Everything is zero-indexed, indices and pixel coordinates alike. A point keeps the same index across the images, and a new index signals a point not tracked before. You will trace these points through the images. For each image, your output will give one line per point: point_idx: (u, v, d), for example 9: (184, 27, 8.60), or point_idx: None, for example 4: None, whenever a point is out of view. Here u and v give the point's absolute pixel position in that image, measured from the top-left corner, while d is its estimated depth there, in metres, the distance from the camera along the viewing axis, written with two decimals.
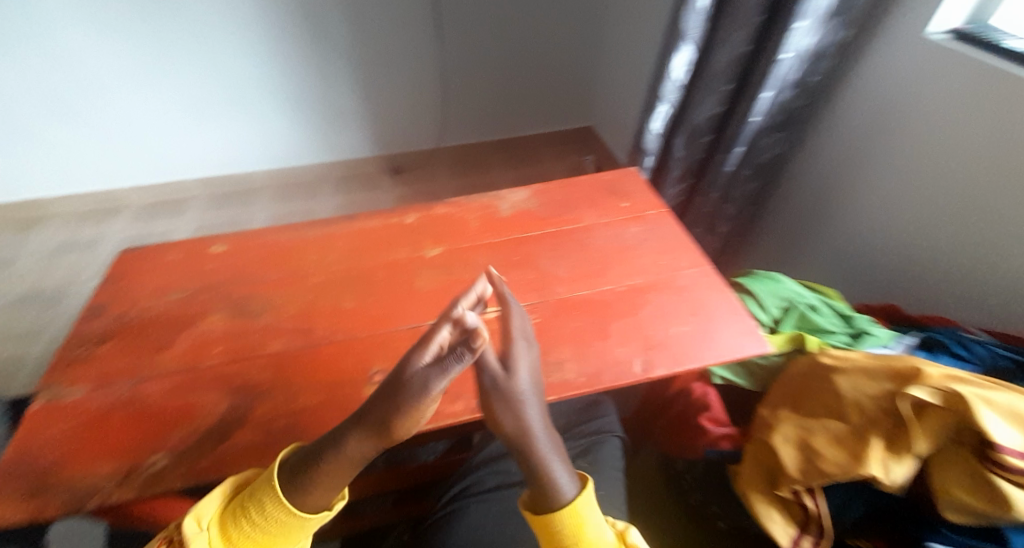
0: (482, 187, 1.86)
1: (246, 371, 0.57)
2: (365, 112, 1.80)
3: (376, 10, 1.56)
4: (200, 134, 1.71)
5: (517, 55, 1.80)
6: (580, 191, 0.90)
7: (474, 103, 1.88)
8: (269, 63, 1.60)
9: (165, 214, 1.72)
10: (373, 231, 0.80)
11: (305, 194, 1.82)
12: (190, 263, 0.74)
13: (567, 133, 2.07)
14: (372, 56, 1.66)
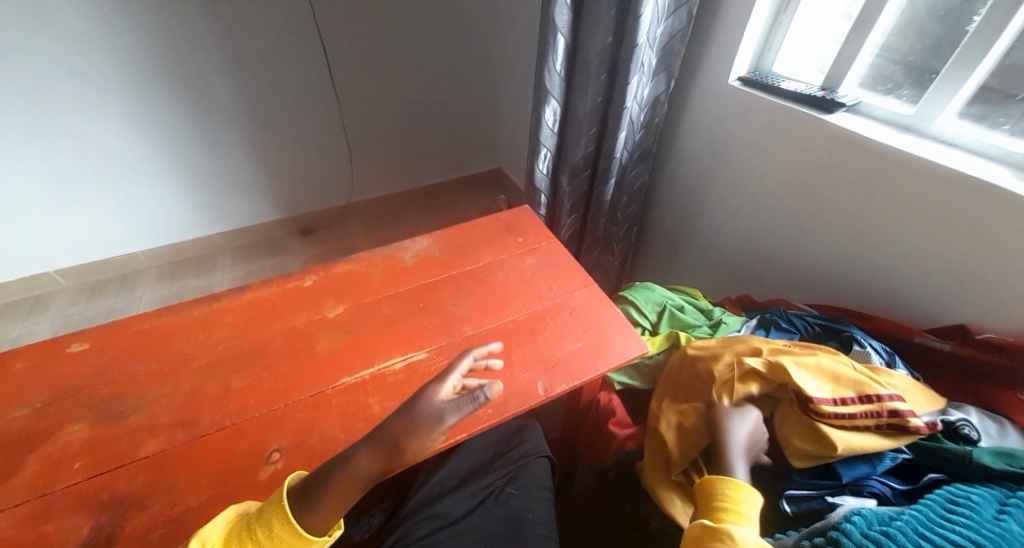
0: (394, 238, 1.87)
1: (117, 480, 0.51)
2: (263, 178, 1.73)
3: (266, 79, 1.52)
4: (60, 221, 1.50)
5: (418, 110, 1.85)
6: (478, 231, 0.95)
7: (376, 158, 1.89)
8: (146, 139, 1.47)
9: (20, 316, 1.48)
10: (268, 299, 0.77)
11: (202, 270, 1.69)
12: (43, 367, 0.65)
13: (472, 177, 2.17)
14: (263, 122, 1.61)
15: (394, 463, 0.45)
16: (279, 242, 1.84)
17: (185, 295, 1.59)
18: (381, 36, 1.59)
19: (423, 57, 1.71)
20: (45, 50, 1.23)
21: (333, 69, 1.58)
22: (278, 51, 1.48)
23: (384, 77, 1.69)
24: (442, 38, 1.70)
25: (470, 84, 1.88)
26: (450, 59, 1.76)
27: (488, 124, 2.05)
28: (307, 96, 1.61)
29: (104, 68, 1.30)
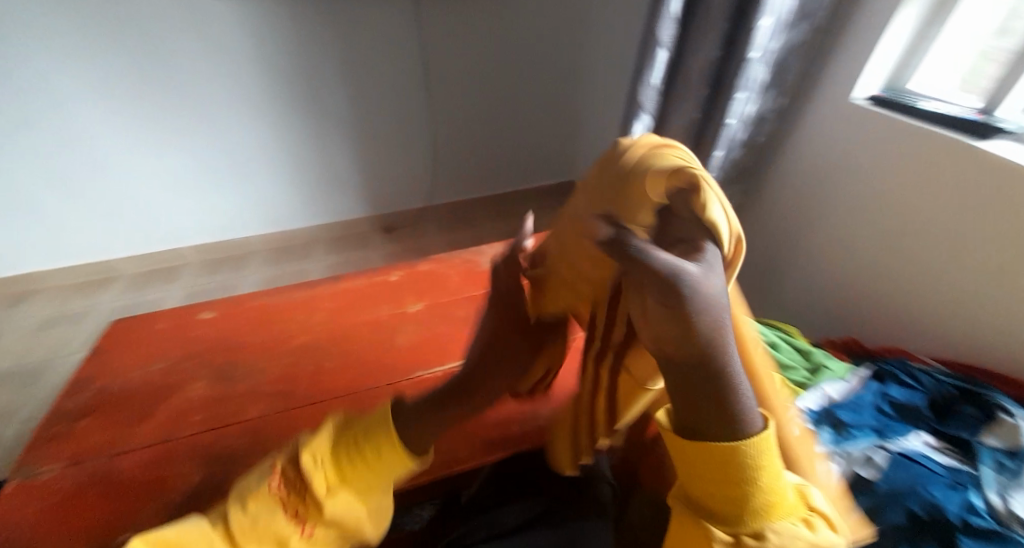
0: (471, 241, 1.92)
1: (223, 437, 0.58)
2: (360, 177, 1.89)
3: (373, 87, 1.68)
4: (198, 204, 1.76)
5: (504, 120, 1.91)
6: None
7: (461, 163, 1.98)
8: (271, 136, 1.69)
9: (156, 283, 1.74)
10: (358, 290, 0.83)
11: (298, 256, 1.87)
12: (177, 330, 0.76)
13: (551, 188, 2.18)
14: (365, 125, 1.76)
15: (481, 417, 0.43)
16: (366, 237, 1.97)
17: (284, 279, 1.75)
18: (475, 47, 1.69)
19: (512, 68, 1.78)
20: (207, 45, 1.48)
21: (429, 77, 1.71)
22: (384, 60, 1.63)
23: (475, 87, 1.79)
24: (531, 49, 1.76)
25: (556, 95, 1.91)
26: (538, 69, 1.81)
27: (571, 136, 2.05)
28: (405, 102, 1.75)
29: (245, 73, 1.54)
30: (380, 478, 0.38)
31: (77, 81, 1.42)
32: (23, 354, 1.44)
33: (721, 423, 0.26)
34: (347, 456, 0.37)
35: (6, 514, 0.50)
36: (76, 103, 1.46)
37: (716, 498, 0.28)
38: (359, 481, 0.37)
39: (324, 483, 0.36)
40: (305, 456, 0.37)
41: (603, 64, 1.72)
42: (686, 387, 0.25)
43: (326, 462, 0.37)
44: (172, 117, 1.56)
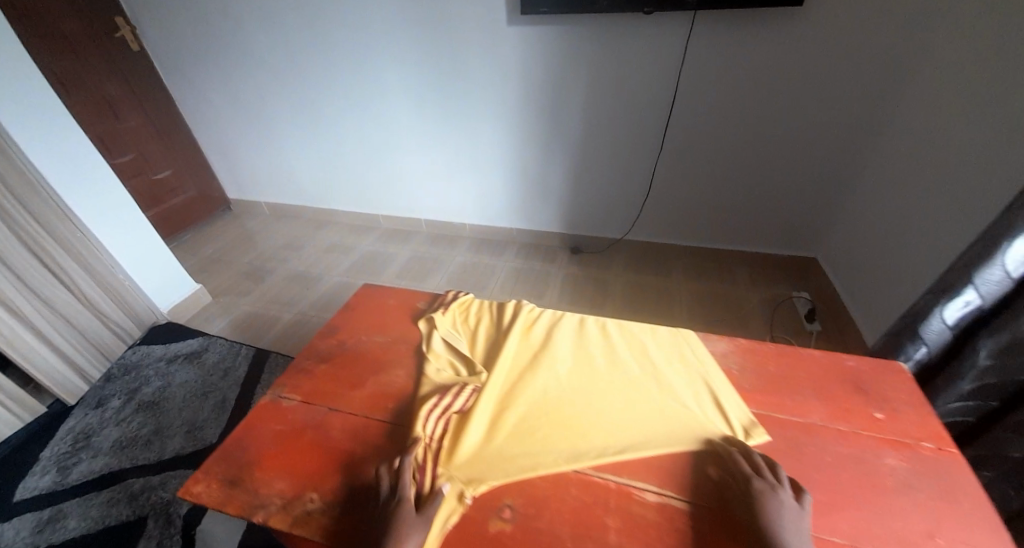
0: (656, 311, 1.69)
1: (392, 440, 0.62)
2: (568, 195, 1.93)
3: (613, 108, 1.63)
4: (439, 189, 2.12)
5: (746, 169, 1.64)
6: (806, 372, 0.64)
7: (675, 207, 1.82)
8: (507, 136, 1.83)
9: (396, 240, 2.25)
10: (549, 330, 0.78)
11: (494, 252, 2.09)
12: (399, 310, 0.88)
13: (778, 261, 1.81)
14: (589, 152, 1.78)
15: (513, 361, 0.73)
16: (552, 252, 2.07)
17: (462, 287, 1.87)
18: (741, 90, 1.47)
19: (779, 116, 1.49)
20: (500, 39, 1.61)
21: (674, 115, 1.59)
22: (633, 92, 1.58)
23: (723, 131, 1.58)
24: (819, 100, 1.43)
25: (830, 157, 1.53)
26: (817, 124, 1.48)
27: (828, 209, 1.64)
28: (639, 135, 1.67)
29: (509, 81, 1.68)
30: None
31: (381, 56, 1.78)
32: (311, 265, 2.11)
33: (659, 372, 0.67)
34: None
35: (258, 425, 0.67)
36: (383, 74, 1.84)
37: None
38: None
39: None
40: None
41: (914, 126, 1.26)
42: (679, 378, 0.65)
43: None
44: (417, 45, 1.70)
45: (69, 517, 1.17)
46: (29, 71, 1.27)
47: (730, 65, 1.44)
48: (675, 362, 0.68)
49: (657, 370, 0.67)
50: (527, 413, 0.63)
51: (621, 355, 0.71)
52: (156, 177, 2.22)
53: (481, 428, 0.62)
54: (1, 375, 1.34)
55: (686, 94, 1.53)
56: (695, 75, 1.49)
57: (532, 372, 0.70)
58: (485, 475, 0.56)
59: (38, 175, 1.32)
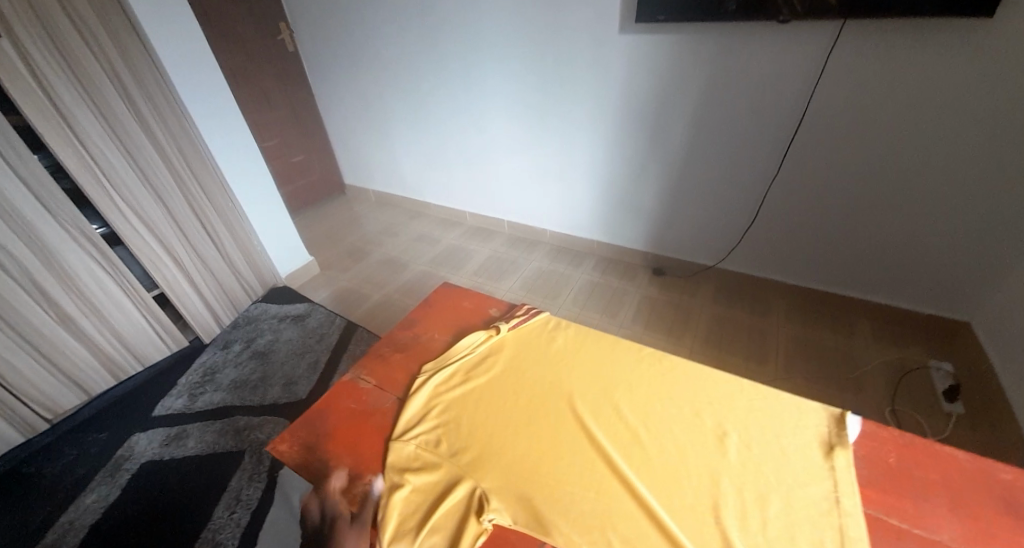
0: (742, 353, 1.53)
1: (457, 443, 0.67)
2: (658, 213, 1.83)
3: (723, 124, 1.50)
4: (527, 194, 2.15)
5: (883, 209, 1.41)
6: (939, 476, 0.58)
7: (786, 241, 1.62)
8: (601, 145, 1.79)
9: (480, 238, 2.33)
10: (622, 364, 0.78)
11: (572, 262, 2.07)
12: (475, 315, 0.93)
13: (912, 319, 1.52)
14: (691, 170, 1.66)
15: (598, 415, 0.69)
16: (634, 270, 1.97)
17: (537, 293, 1.87)
18: (889, 117, 1.26)
19: (936, 150, 1.25)
20: (613, 47, 1.55)
21: (799, 139, 1.41)
22: (751, 109, 1.43)
23: (861, 162, 1.37)
24: (1001, 132, 1.16)
25: (1006, 206, 1.24)
26: (995, 164, 1.20)
27: (994, 266, 1.33)
28: (753, 157, 1.51)
29: (613, 90, 1.63)
30: None
31: (492, 62, 1.84)
32: (402, 251, 2.27)
33: (766, 481, 0.59)
34: None
35: (336, 400, 0.76)
36: (491, 79, 1.90)
37: None
38: None
39: None
40: None
41: None
42: (784, 487, 0.58)
43: None
44: (526, 50, 1.73)
45: (189, 438, 1.40)
46: (210, 65, 1.53)
47: (880, 86, 1.24)
48: (788, 428, 0.65)
49: (762, 472, 0.60)
50: (593, 481, 0.60)
51: (730, 438, 0.64)
52: (291, 159, 2.56)
53: (550, 471, 0.62)
54: (161, 310, 1.65)
55: (818, 115, 1.35)
56: (833, 94, 1.30)
57: (618, 428, 0.67)
58: (548, 513, 0.57)
59: (207, 152, 1.60)
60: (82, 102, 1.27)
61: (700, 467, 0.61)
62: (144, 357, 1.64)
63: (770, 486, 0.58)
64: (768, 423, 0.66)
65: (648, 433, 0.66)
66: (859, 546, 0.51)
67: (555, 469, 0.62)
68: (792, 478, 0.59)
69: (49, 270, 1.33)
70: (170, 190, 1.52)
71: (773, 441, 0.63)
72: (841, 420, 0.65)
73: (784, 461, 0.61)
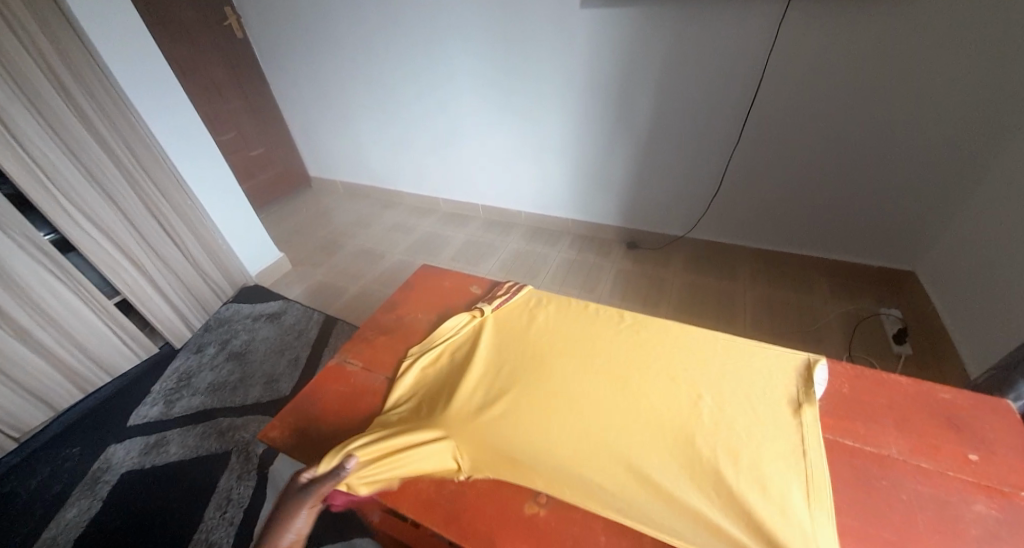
0: (714, 316, 1.60)
1: (437, 412, 0.69)
2: (629, 187, 1.86)
3: (686, 95, 1.54)
4: (498, 176, 2.15)
5: (835, 170, 1.49)
6: (887, 400, 0.67)
7: (749, 207, 1.70)
8: (569, 122, 1.80)
9: (455, 223, 2.33)
10: (599, 327, 0.82)
11: (548, 241, 2.09)
12: (457, 294, 0.96)
13: (866, 272, 1.63)
14: (657, 143, 1.70)
15: (579, 369, 0.72)
16: (607, 245, 2.02)
17: (515, 274, 1.90)
18: (838, 82, 1.33)
19: (881, 112, 1.33)
20: (574, 22, 1.55)
21: (756, 107, 1.47)
22: (711, 80, 1.48)
23: (813, 127, 1.44)
24: (938, 91, 1.24)
25: (944, 161, 1.34)
26: (932, 123, 1.29)
27: (936, 218, 1.43)
28: (715, 127, 1.56)
29: (578, 66, 1.64)
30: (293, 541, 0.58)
31: (454, 42, 1.81)
32: (377, 241, 2.25)
33: (736, 413, 0.63)
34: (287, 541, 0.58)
35: (325, 384, 0.79)
36: (455, 60, 1.87)
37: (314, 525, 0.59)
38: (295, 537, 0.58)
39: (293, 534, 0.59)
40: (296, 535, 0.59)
41: None
42: (751, 416, 0.63)
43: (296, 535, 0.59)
44: (488, 28, 1.71)
45: (170, 444, 1.37)
46: (153, 54, 1.44)
47: (829, 53, 1.29)
48: (760, 385, 0.68)
49: (732, 406, 0.64)
50: (578, 428, 0.63)
51: (703, 380, 0.69)
52: (251, 154, 2.46)
53: (536, 422, 0.64)
54: (126, 318, 1.58)
55: (774, 84, 1.40)
56: (786, 60, 1.35)
57: (597, 378, 0.70)
58: (538, 468, 0.61)
59: (160, 149, 1.52)
60: (17, 101, 1.18)
61: (675, 406, 0.65)
62: (111, 367, 1.58)
63: (741, 438, 0.61)
64: (743, 382, 0.68)
65: (626, 382, 0.69)
66: (818, 464, 0.57)
67: (540, 421, 0.65)
68: (764, 429, 0.61)
69: (1, 284, 1.25)
70: (123, 191, 1.45)
71: (742, 381, 0.68)
72: (809, 377, 0.68)
73: (751, 397, 0.66)
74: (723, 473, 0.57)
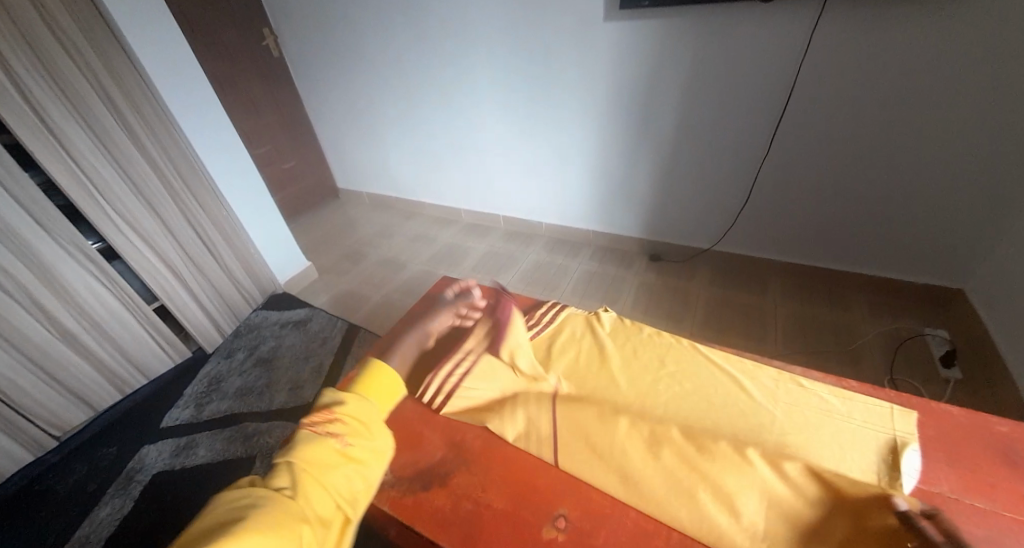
0: (744, 333, 1.54)
1: (460, 449, 0.70)
2: (653, 199, 1.84)
3: (713, 107, 1.51)
4: (520, 189, 2.16)
5: (874, 182, 1.42)
6: (938, 431, 0.63)
7: (780, 220, 1.64)
8: (593, 136, 1.79)
9: (477, 235, 2.34)
10: (621, 351, 0.82)
11: (569, 253, 2.08)
12: None
13: (908, 289, 1.54)
14: (682, 155, 1.67)
15: (602, 405, 0.72)
16: (631, 258, 1.98)
17: (537, 285, 1.89)
18: (875, 92, 1.28)
19: (924, 122, 1.26)
20: (598, 35, 1.55)
21: (788, 118, 1.42)
22: (741, 93, 1.45)
23: (849, 138, 1.38)
24: (987, 101, 1.17)
25: (993, 174, 1.26)
26: (982, 134, 1.22)
27: (986, 233, 1.35)
28: (744, 140, 1.53)
29: (601, 78, 1.63)
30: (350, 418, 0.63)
31: (479, 59, 1.85)
32: (400, 251, 2.28)
33: (765, 454, 0.62)
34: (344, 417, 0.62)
35: None
36: (479, 77, 1.90)
37: (363, 411, 0.65)
38: (348, 417, 0.63)
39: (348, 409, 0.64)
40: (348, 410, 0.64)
41: None
42: (783, 458, 0.61)
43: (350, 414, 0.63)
44: (511, 43, 1.73)
45: (199, 447, 1.41)
46: (197, 74, 1.53)
47: (865, 62, 1.25)
48: (793, 422, 0.65)
49: (763, 447, 0.63)
50: (602, 469, 0.64)
51: (731, 417, 0.67)
52: (283, 166, 2.56)
53: (557, 458, 0.66)
54: (163, 322, 1.65)
55: (806, 94, 1.36)
56: (819, 69, 1.31)
57: (622, 415, 0.70)
58: (558, 499, 0.61)
59: (199, 162, 1.60)
60: (73, 119, 1.27)
61: (700, 446, 0.64)
62: (147, 370, 1.64)
63: (781, 502, 0.57)
64: (809, 463, 0.60)
65: (651, 418, 0.69)
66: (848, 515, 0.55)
67: (562, 458, 0.66)
68: (833, 538, 0.54)
69: (50, 288, 1.33)
70: (164, 202, 1.52)
71: (772, 417, 0.66)
72: (894, 467, 0.58)
73: (784, 436, 0.63)
74: (746, 519, 0.56)
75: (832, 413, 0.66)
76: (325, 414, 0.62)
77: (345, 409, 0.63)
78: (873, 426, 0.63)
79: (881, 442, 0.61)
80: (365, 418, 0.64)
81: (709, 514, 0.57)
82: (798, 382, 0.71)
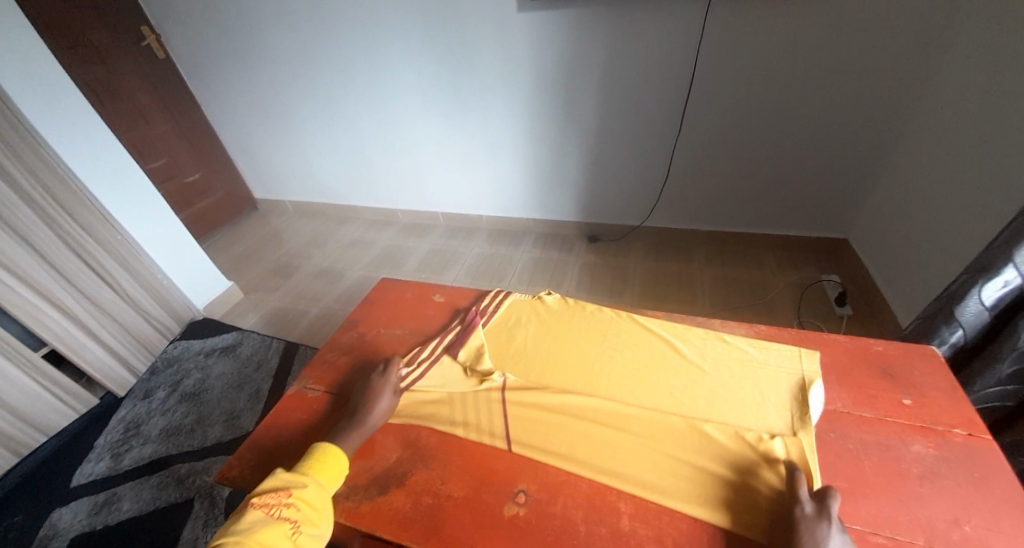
0: (678, 299, 1.66)
1: (415, 448, 0.69)
2: (583, 182, 1.90)
3: (628, 90, 1.59)
4: (454, 183, 2.14)
5: (771, 151, 1.58)
6: (832, 360, 0.73)
7: (696, 192, 1.77)
8: (520, 125, 1.82)
9: (414, 235, 2.28)
10: (563, 329, 0.86)
11: (510, 242, 2.10)
12: (419, 306, 0.96)
13: (807, 243, 1.75)
14: (605, 138, 1.74)
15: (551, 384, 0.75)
16: (569, 241, 2.05)
17: (481, 278, 1.89)
18: (763, 69, 1.42)
19: (805, 94, 1.42)
20: (513, 24, 1.56)
21: (693, 96, 1.53)
22: (651, 75, 1.53)
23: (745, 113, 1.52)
24: (851, 72, 1.35)
25: (861, 137, 1.46)
26: (851, 102, 1.40)
27: (861, 187, 1.56)
28: (657, 120, 1.63)
29: (521, 67, 1.65)
30: (305, 500, 0.59)
31: (395, 53, 1.79)
32: (335, 259, 2.18)
33: (699, 407, 0.68)
34: (299, 498, 0.58)
35: (287, 413, 0.77)
36: (397, 71, 1.84)
37: (319, 494, 0.61)
38: (304, 499, 0.59)
39: (306, 487, 0.60)
40: (306, 490, 0.60)
41: (951, 97, 1.20)
42: (715, 409, 0.67)
43: (306, 497, 0.59)
44: (426, 34, 1.69)
45: (123, 500, 1.26)
46: (64, 82, 1.33)
47: (753, 42, 1.37)
48: (719, 375, 0.72)
49: (696, 402, 0.69)
50: (557, 442, 0.66)
51: (668, 379, 0.73)
52: (187, 180, 2.32)
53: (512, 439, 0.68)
54: (55, 369, 1.44)
55: (707, 74, 1.48)
56: (716, 50, 1.42)
57: (570, 391, 0.74)
58: (517, 477, 0.63)
59: (82, 183, 1.41)
60: None
61: (642, 409, 0.69)
62: (45, 426, 1.43)
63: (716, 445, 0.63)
64: (738, 410, 0.66)
65: (596, 391, 0.73)
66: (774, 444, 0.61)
67: (517, 438, 0.68)
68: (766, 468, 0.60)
69: None
70: (41, 233, 1.32)
71: (702, 375, 0.73)
72: (803, 402, 0.65)
73: (713, 390, 0.70)
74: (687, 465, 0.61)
75: (751, 362, 0.73)
76: (279, 498, 0.58)
77: (300, 493, 0.59)
78: (785, 368, 0.71)
79: (793, 382, 0.69)
80: (319, 504, 0.60)
81: (655, 468, 0.61)
82: (722, 338, 0.79)
